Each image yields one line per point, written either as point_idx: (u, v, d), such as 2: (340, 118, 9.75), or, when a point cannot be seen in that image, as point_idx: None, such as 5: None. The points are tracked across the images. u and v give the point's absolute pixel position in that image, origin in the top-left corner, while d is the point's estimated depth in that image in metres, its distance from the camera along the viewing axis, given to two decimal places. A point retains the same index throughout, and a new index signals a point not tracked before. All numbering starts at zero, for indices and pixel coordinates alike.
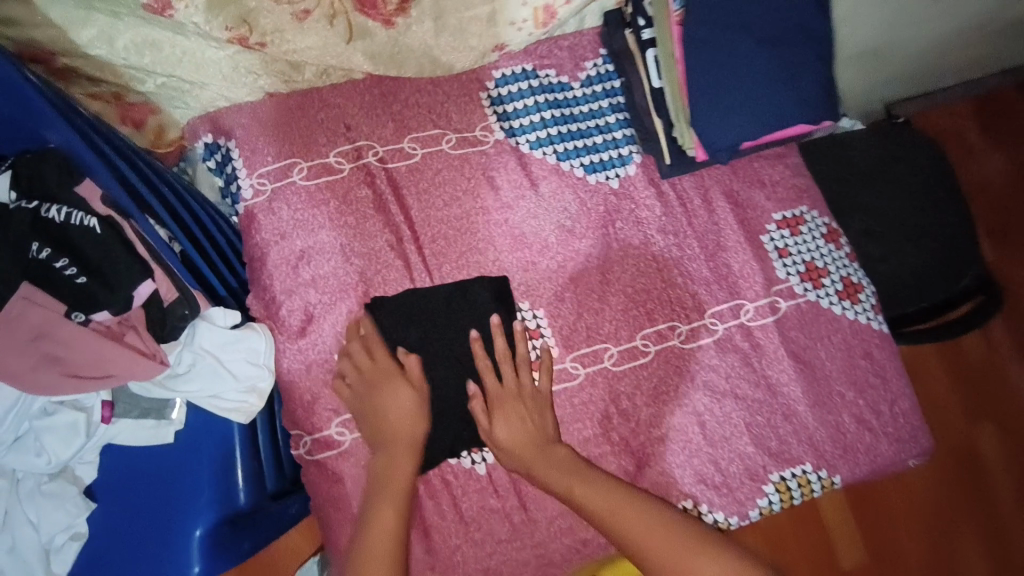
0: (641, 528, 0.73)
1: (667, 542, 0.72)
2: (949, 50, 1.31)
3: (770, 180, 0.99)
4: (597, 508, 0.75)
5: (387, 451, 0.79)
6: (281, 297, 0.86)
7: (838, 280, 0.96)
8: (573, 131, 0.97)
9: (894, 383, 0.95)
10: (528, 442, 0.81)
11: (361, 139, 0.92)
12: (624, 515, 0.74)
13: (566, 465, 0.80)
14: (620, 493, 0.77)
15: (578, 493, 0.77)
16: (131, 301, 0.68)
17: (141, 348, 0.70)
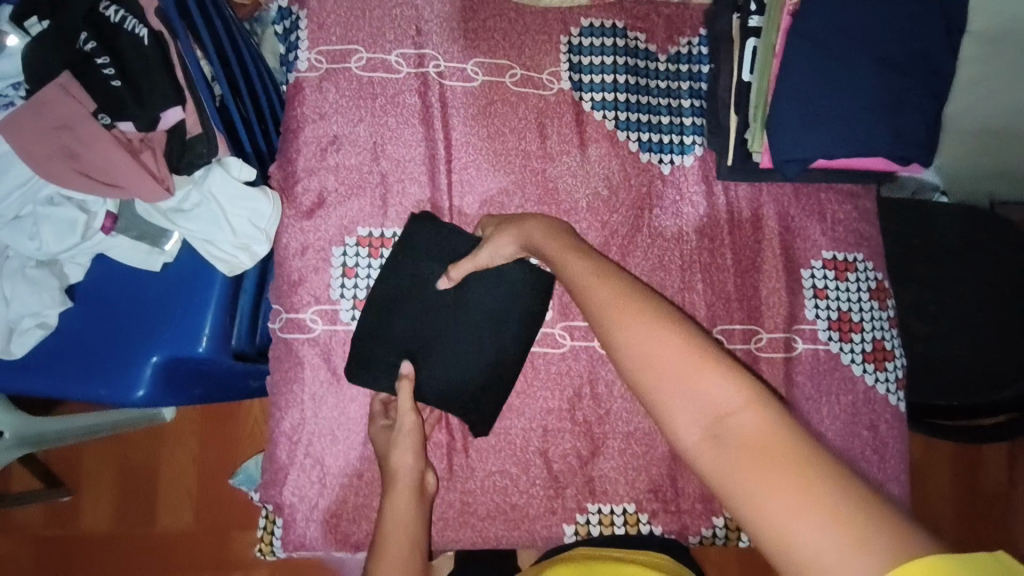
0: (625, 313, 0.51)
1: (649, 322, 0.50)
2: None
3: (832, 216, 0.92)
4: (586, 292, 0.57)
5: (389, 498, 0.72)
6: (301, 175, 0.85)
7: (869, 340, 0.89)
8: (641, 103, 0.92)
9: (891, 465, 0.87)
10: (545, 234, 0.68)
11: (428, 47, 0.89)
12: (608, 286, 0.55)
13: (567, 250, 0.63)
14: (617, 276, 0.56)
15: (569, 266, 0.61)
16: (156, 122, 0.69)
17: (152, 170, 0.71)
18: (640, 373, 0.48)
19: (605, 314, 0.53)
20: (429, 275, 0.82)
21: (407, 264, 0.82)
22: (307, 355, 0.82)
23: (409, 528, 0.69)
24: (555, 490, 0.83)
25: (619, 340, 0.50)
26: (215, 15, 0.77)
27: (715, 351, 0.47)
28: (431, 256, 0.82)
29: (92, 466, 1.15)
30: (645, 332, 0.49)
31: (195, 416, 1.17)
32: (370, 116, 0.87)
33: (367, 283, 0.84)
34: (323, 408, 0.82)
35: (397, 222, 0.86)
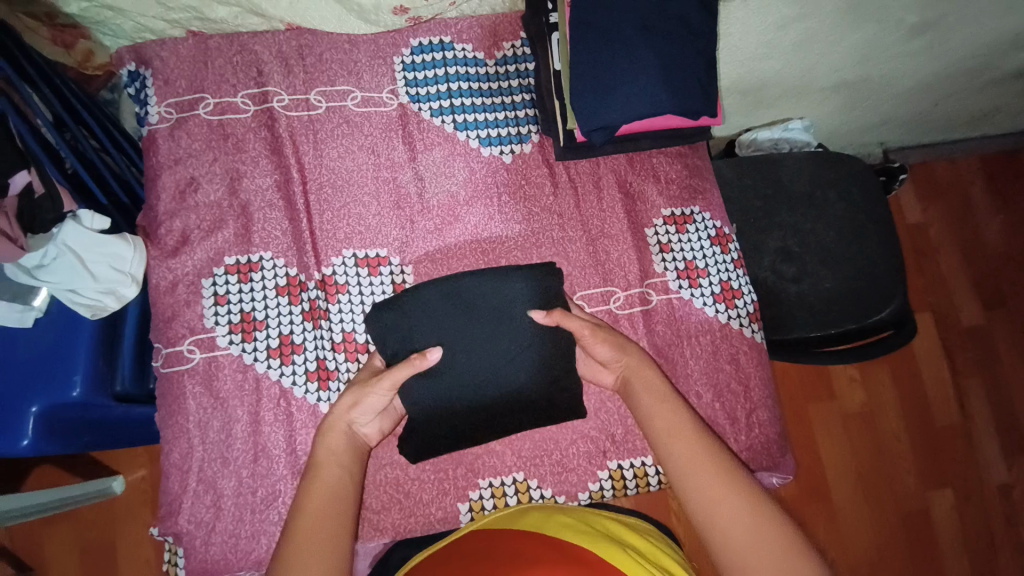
0: (692, 453, 0.68)
1: (738, 510, 0.63)
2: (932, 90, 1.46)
3: (665, 176, 1.00)
4: (650, 420, 0.74)
5: (321, 440, 0.75)
6: (163, 218, 0.91)
7: (716, 283, 0.97)
8: (477, 105, 1.00)
9: (756, 393, 0.94)
10: (640, 372, 0.79)
11: (270, 84, 0.97)
12: (696, 458, 0.68)
13: (633, 369, 0.80)
14: (673, 405, 0.74)
15: (659, 424, 0.73)
16: (6, 189, 0.71)
17: (7, 232, 0.73)
18: (727, 550, 0.61)
19: (666, 439, 0.71)
20: (505, 311, 0.85)
21: (488, 294, 0.85)
22: (188, 386, 0.87)
23: (337, 469, 0.72)
24: (445, 471, 0.88)
25: (681, 467, 0.68)
26: (47, 84, 0.81)
27: (796, 537, 0.61)
28: (516, 305, 0.85)
29: (50, 554, 1.16)
30: (697, 466, 0.67)
31: (144, 484, 1.21)
32: (224, 155, 0.94)
33: (240, 306, 0.89)
34: (210, 433, 0.86)
35: (262, 247, 0.92)
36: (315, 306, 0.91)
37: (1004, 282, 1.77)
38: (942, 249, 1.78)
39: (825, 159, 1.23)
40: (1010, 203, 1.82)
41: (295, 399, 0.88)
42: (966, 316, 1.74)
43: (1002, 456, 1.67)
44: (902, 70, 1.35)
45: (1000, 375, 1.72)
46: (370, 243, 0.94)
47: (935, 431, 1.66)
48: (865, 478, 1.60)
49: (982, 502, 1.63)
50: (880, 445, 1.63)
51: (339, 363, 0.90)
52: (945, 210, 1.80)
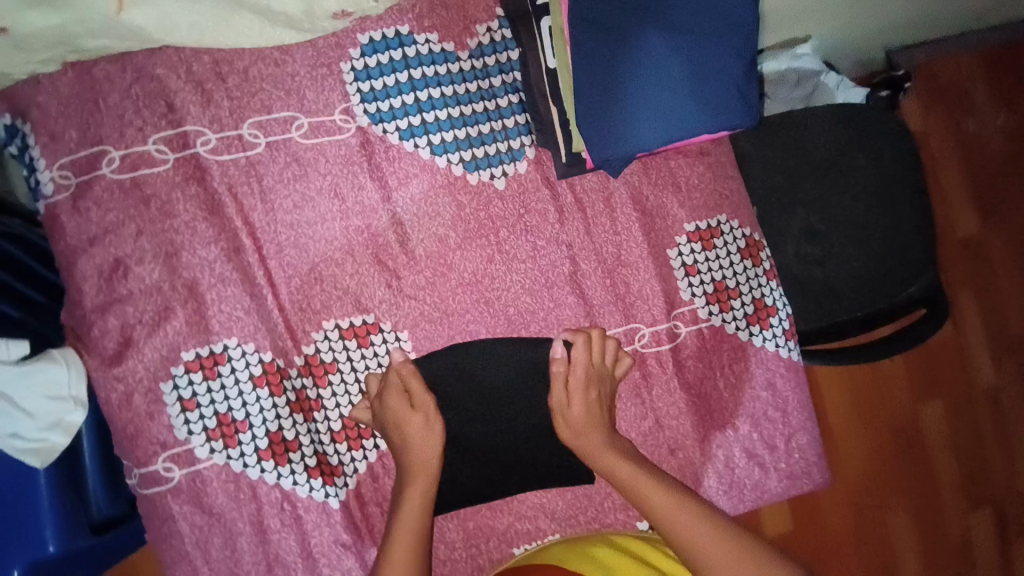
0: (678, 510, 0.67)
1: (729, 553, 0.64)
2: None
3: (686, 183, 0.85)
4: (647, 499, 0.69)
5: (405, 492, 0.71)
6: (93, 316, 0.74)
7: (749, 302, 0.87)
8: (455, 117, 0.80)
9: (794, 416, 0.88)
10: (596, 431, 0.74)
11: (187, 122, 0.76)
12: (681, 513, 0.67)
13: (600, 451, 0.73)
14: (673, 492, 0.69)
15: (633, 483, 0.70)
16: None
17: None
18: None
19: (663, 509, 0.67)
20: (470, 371, 0.79)
21: (473, 357, 0.79)
22: (175, 506, 0.76)
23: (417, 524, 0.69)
24: (476, 547, 0.82)
25: (705, 559, 0.63)
26: None
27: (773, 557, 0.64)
28: (505, 365, 0.80)
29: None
30: (699, 531, 0.65)
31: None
32: (149, 225, 0.75)
33: (213, 409, 0.76)
34: (213, 551, 0.77)
35: (224, 333, 0.77)
36: (303, 394, 0.79)
37: (999, 187, 1.69)
38: (942, 161, 1.67)
39: (848, 115, 1.06)
40: (1012, 101, 1.70)
41: (300, 500, 0.78)
42: (962, 227, 1.68)
43: (991, 361, 1.66)
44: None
45: (994, 282, 1.68)
46: (353, 309, 0.79)
47: (932, 356, 1.62)
48: (865, 412, 1.56)
49: (972, 410, 1.64)
50: (879, 375, 1.57)
51: (342, 453, 0.81)
52: (947, 118, 1.67)
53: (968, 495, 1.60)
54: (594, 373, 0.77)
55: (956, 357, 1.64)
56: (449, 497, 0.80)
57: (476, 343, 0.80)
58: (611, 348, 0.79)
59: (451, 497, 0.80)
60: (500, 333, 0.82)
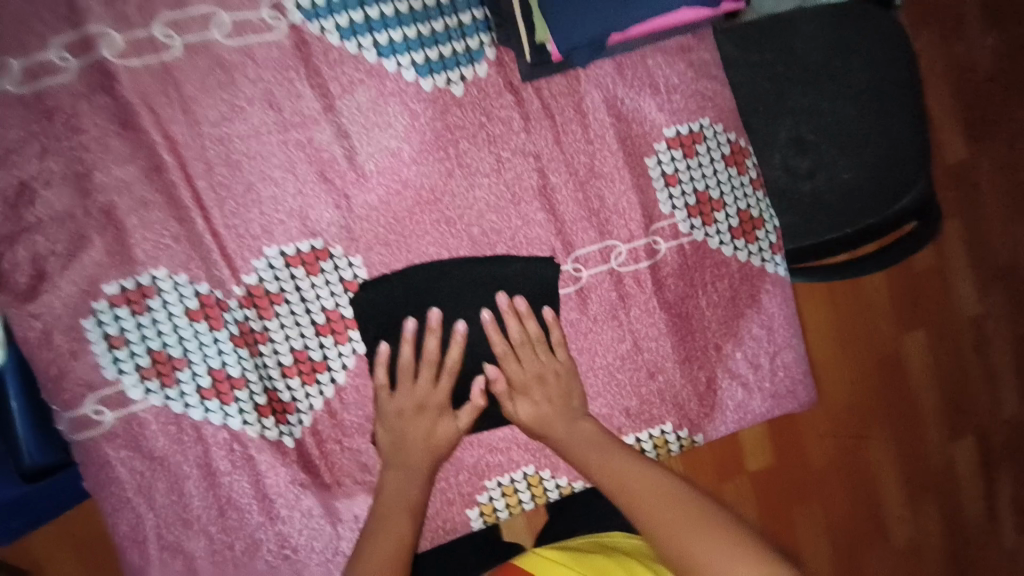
0: (594, 450, 0.69)
1: (640, 483, 0.63)
2: None
3: (666, 85, 0.77)
4: (572, 443, 0.71)
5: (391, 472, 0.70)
6: (1, 248, 0.66)
7: (734, 214, 0.80)
8: (402, 13, 0.71)
9: (780, 333, 0.84)
10: (555, 418, 0.72)
11: (87, 20, 0.66)
12: (601, 449, 0.69)
13: (534, 413, 0.73)
14: (660, 479, 0.64)
15: (558, 438, 0.72)
16: None
17: None
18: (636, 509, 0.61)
19: (579, 445, 0.70)
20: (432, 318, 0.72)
21: (438, 291, 0.73)
22: (111, 452, 0.70)
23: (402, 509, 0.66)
24: (444, 479, 0.79)
25: (664, 532, 0.58)
26: None
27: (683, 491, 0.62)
28: (477, 297, 0.73)
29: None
30: (612, 461, 0.67)
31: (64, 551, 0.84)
32: (54, 141, 0.66)
33: (146, 345, 0.70)
34: (157, 497, 0.72)
35: (150, 263, 0.69)
36: (246, 328, 0.72)
37: (988, 108, 1.63)
38: (931, 82, 1.61)
39: (838, 14, 0.98)
40: (1000, 20, 1.63)
41: (251, 441, 0.74)
42: (949, 153, 1.62)
43: (976, 290, 1.63)
44: None
45: (982, 208, 1.64)
46: (300, 234, 0.72)
47: (915, 287, 1.58)
48: (847, 340, 1.52)
49: (954, 342, 1.61)
50: (859, 302, 1.53)
51: (293, 390, 0.75)
52: (936, 36, 1.59)
53: (948, 425, 1.60)
54: (532, 373, 0.73)
55: (942, 289, 1.61)
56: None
57: (428, 269, 0.73)
58: (533, 332, 0.73)
59: None
60: (463, 256, 0.74)
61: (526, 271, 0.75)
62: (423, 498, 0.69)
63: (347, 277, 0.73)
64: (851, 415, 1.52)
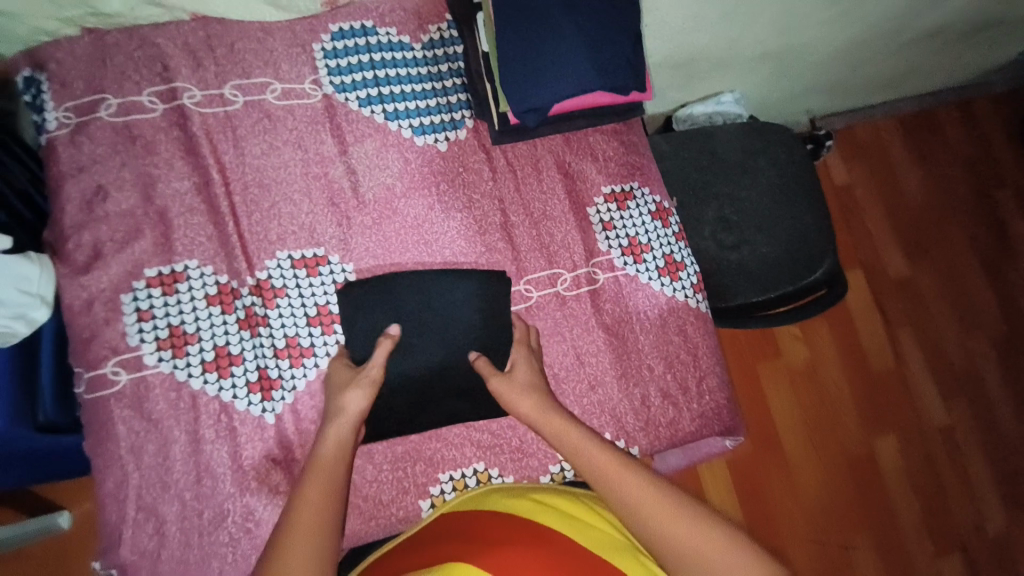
0: (571, 438, 0.75)
1: (615, 469, 0.70)
2: (855, 56, 1.41)
3: (603, 155, 1.01)
4: (551, 427, 0.77)
5: (330, 424, 0.76)
6: (70, 232, 0.84)
7: (660, 256, 0.99)
8: (407, 92, 0.96)
9: (705, 360, 0.99)
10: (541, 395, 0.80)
11: (177, 79, 0.90)
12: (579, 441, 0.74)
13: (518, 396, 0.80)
14: (660, 488, 0.68)
15: (539, 420, 0.78)
16: None
17: None
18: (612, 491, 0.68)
19: (554, 432, 0.76)
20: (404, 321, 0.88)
21: (411, 300, 0.89)
22: (116, 411, 0.81)
23: (335, 460, 0.72)
24: (402, 467, 0.87)
25: (644, 515, 0.65)
26: None
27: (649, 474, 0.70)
28: (444, 305, 0.89)
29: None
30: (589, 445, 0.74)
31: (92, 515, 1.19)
32: (133, 159, 0.87)
33: (166, 320, 0.83)
34: (145, 458, 0.80)
35: (185, 255, 0.86)
36: (251, 313, 0.87)
37: (926, 231, 1.75)
38: (869, 208, 1.73)
39: (752, 129, 1.24)
40: (928, 156, 1.79)
41: (238, 413, 0.84)
42: (893, 268, 1.71)
43: (935, 396, 1.66)
44: (830, 38, 1.31)
45: (930, 321, 1.70)
46: (305, 243, 0.90)
47: (879, 387, 1.63)
48: (814, 433, 1.56)
49: (924, 443, 1.63)
50: (824, 396, 1.59)
51: (281, 370, 0.87)
52: (869, 169, 1.75)
53: (927, 529, 1.58)
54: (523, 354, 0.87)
55: (907, 393, 1.64)
56: (387, 431, 0.86)
57: (408, 280, 0.90)
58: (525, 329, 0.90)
59: (383, 420, 0.86)
60: (434, 270, 0.92)
61: (482, 288, 0.91)
62: (344, 459, 0.72)
63: (340, 278, 0.90)
64: (821, 505, 1.53)
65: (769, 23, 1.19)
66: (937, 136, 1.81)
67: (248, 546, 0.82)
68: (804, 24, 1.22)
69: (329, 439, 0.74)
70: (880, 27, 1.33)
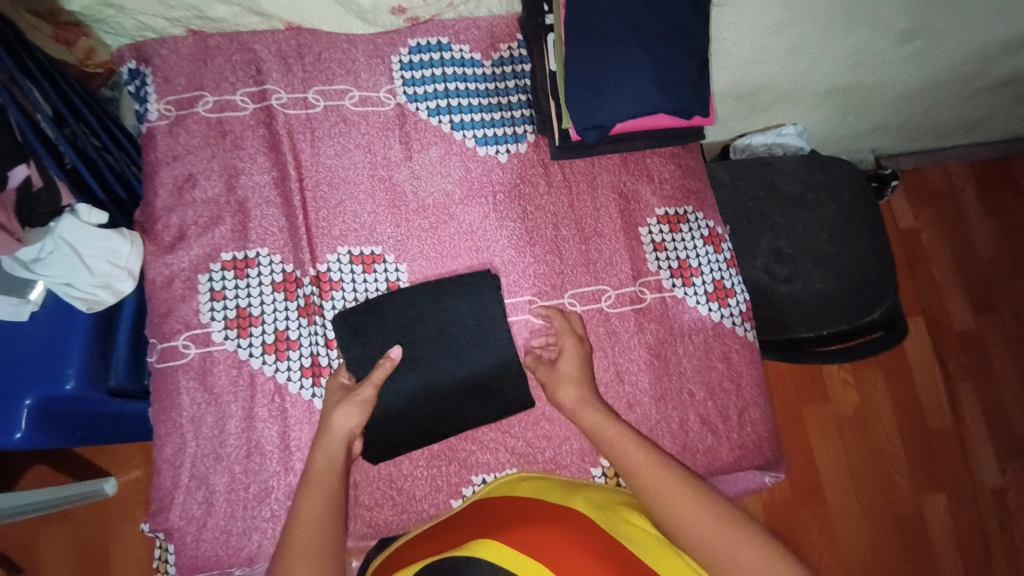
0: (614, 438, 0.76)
1: (651, 473, 0.70)
2: (931, 95, 1.37)
3: (659, 177, 1.02)
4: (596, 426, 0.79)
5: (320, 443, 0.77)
6: (160, 214, 0.92)
7: (709, 281, 0.99)
8: (473, 105, 1.01)
9: (747, 390, 0.97)
10: (581, 388, 0.83)
11: (268, 82, 0.97)
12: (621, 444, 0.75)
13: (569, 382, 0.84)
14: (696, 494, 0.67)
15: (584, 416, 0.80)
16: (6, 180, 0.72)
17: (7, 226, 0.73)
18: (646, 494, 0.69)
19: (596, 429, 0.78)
20: (450, 325, 0.91)
21: (446, 312, 0.91)
22: (182, 381, 0.87)
23: (331, 473, 0.73)
24: (437, 464, 0.90)
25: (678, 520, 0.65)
26: (41, 72, 0.83)
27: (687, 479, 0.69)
28: (480, 314, 0.92)
29: (47, 553, 1.22)
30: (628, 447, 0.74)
31: (137, 484, 1.26)
32: (222, 151, 0.94)
33: (235, 302, 0.89)
34: (203, 429, 0.86)
35: (258, 243, 0.92)
36: (310, 302, 0.92)
37: (994, 283, 1.65)
38: (934, 254, 1.66)
39: (815, 162, 1.22)
40: (1006, 204, 1.69)
41: (290, 395, 0.88)
42: (957, 319, 1.62)
43: (995, 459, 1.55)
44: (904, 76, 1.28)
45: (993, 379, 1.60)
46: (365, 240, 0.95)
47: (930, 441, 1.54)
48: (857, 482, 1.49)
49: (978, 507, 1.52)
50: (870, 445, 1.52)
51: (331, 358, 0.91)
52: (936, 215, 1.68)
53: None
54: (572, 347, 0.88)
55: (961, 451, 1.55)
56: (427, 428, 0.89)
57: (451, 287, 0.92)
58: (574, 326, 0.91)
59: (423, 416, 0.89)
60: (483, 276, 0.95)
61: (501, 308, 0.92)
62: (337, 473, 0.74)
63: (393, 277, 0.94)
64: (861, 559, 1.45)
65: (841, 59, 1.17)
66: (1016, 185, 1.70)
67: None
68: (877, 61, 1.20)
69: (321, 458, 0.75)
70: (959, 69, 1.28)
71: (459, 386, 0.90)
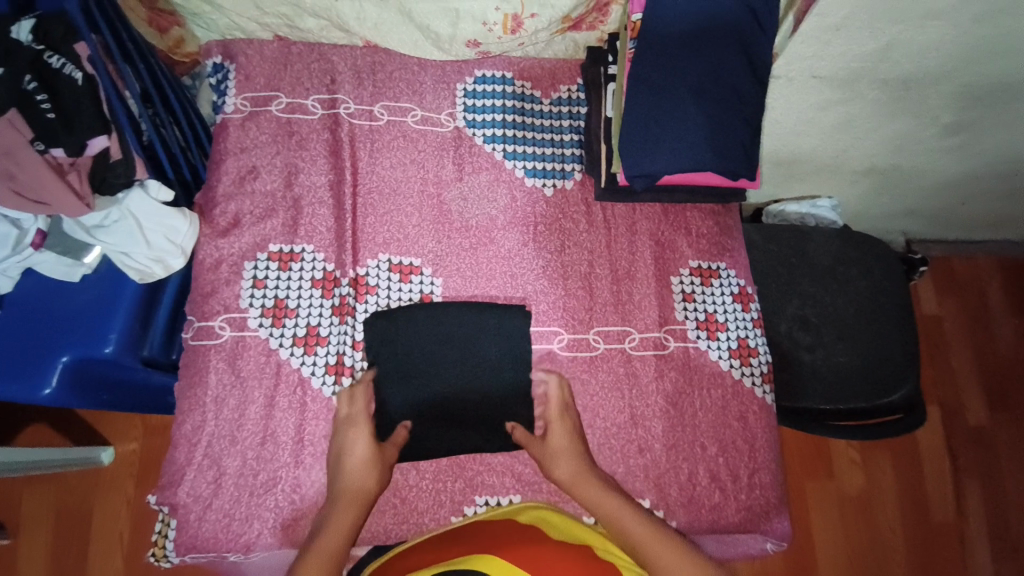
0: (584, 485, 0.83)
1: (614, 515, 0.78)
2: (970, 187, 1.39)
3: (696, 231, 1.05)
4: (567, 478, 0.85)
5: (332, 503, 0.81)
6: (219, 200, 0.97)
7: (734, 338, 1.00)
8: (527, 138, 1.05)
9: (760, 453, 0.97)
10: (566, 453, 0.87)
11: (339, 92, 1.03)
12: (586, 488, 0.83)
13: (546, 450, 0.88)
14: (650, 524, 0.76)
15: (558, 470, 0.86)
16: (85, 147, 0.77)
17: (77, 190, 0.78)
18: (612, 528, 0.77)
19: (569, 477, 0.85)
20: (473, 344, 0.93)
21: (470, 328, 0.93)
22: (213, 361, 0.90)
23: (337, 537, 0.76)
24: (445, 479, 0.91)
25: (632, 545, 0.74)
26: (136, 52, 0.90)
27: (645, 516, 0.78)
28: (503, 335, 0.94)
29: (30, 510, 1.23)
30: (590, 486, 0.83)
31: (133, 457, 1.27)
32: (286, 149, 1.00)
33: (275, 292, 0.93)
34: (225, 410, 0.88)
35: (306, 240, 0.96)
36: (345, 302, 0.94)
37: (1012, 386, 1.63)
38: (955, 345, 1.64)
39: (849, 236, 1.23)
40: None
41: (312, 389, 0.90)
42: (973, 414, 1.60)
43: (996, 564, 1.50)
44: (945, 166, 1.31)
45: (1002, 483, 1.55)
46: (406, 251, 0.98)
47: (931, 535, 1.50)
48: (854, 566, 1.45)
49: None
50: (869, 532, 1.48)
51: (355, 360, 0.93)
52: (961, 308, 1.67)
53: None
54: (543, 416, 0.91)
55: (962, 549, 1.50)
56: (438, 441, 0.90)
57: (482, 308, 0.94)
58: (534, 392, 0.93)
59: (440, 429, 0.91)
60: (513, 302, 0.97)
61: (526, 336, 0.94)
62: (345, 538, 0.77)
63: (426, 289, 0.97)
64: None
65: (885, 142, 1.21)
66: None
67: (288, 517, 0.86)
68: (918, 151, 1.23)
69: (334, 521, 0.78)
70: (998, 167, 1.31)
71: (475, 405, 0.92)
